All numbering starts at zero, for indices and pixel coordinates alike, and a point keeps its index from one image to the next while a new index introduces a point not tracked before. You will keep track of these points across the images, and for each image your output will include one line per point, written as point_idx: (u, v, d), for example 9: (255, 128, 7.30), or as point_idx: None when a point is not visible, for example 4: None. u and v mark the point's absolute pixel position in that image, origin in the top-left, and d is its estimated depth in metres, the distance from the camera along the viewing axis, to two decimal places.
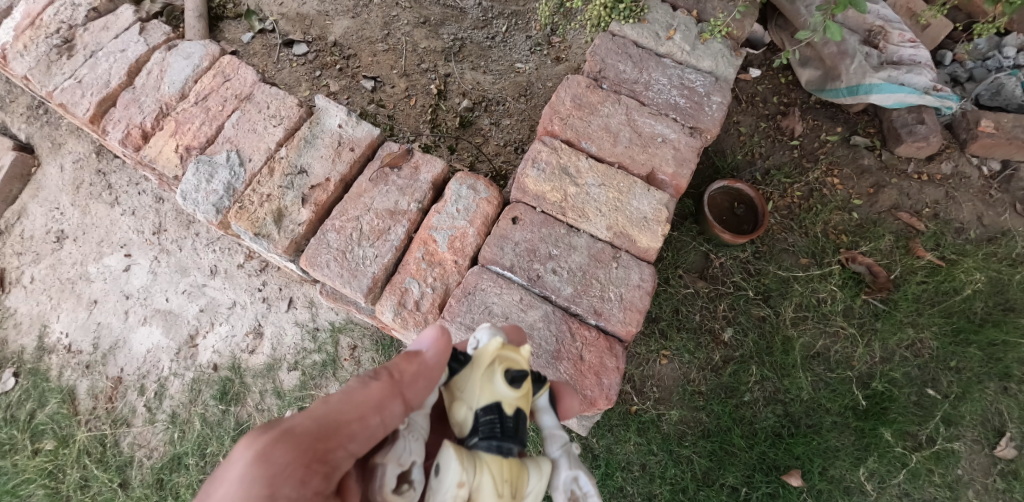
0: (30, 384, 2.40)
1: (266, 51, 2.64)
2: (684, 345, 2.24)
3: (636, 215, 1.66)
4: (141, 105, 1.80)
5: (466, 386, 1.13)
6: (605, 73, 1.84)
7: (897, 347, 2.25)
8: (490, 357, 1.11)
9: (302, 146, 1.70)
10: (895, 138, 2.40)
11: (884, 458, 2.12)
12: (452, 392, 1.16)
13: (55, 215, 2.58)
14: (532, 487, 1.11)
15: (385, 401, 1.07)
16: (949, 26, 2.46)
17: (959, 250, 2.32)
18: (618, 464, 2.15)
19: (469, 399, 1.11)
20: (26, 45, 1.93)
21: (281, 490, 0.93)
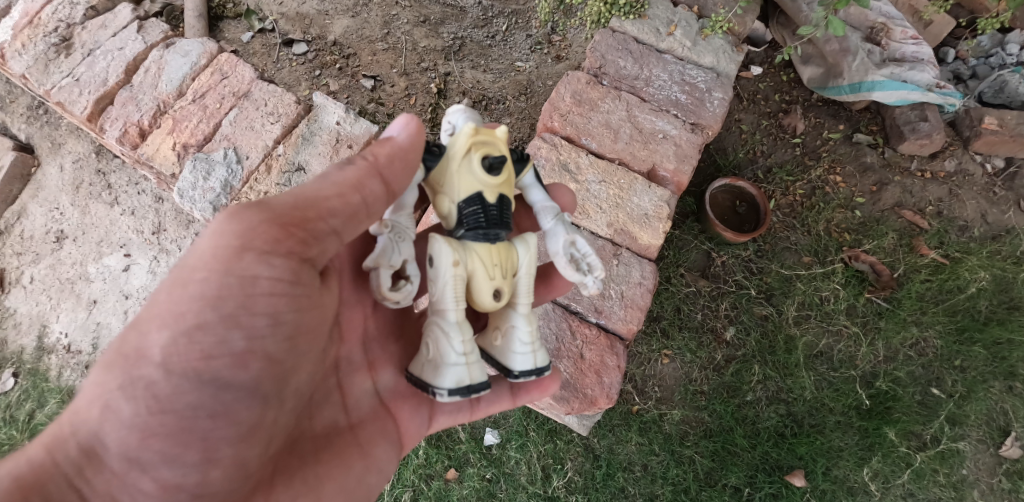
0: (30, 385, 2.40)
1: (266, 50, 2.63)
2: (686, 344, 2.23)
3: (637, 212, 1.64)
4: (138, 103, 1.79)
5: (447, 181, 1.22)
6: (606, 69, 1.83)
7: (901, 347, 2.23)
8: (465, 145, 1.20)
9: (300, 144, 1.70)
10: (898, 135, 2.38)
11: (888, 458, 2.11)
12: (434, 189, 1.26)
13: (55, 214, 2.57)
14: (523, 260, 1.25)
15: (363, 179, 1.11)
16: (951, 22, 2.44)
17: (963, 248, 2.30)
18: (619, 464, 2.13)
19: (452, 191, 1.21)
20: (24, 44, 1.92)
21: (254, 241, 0.99)
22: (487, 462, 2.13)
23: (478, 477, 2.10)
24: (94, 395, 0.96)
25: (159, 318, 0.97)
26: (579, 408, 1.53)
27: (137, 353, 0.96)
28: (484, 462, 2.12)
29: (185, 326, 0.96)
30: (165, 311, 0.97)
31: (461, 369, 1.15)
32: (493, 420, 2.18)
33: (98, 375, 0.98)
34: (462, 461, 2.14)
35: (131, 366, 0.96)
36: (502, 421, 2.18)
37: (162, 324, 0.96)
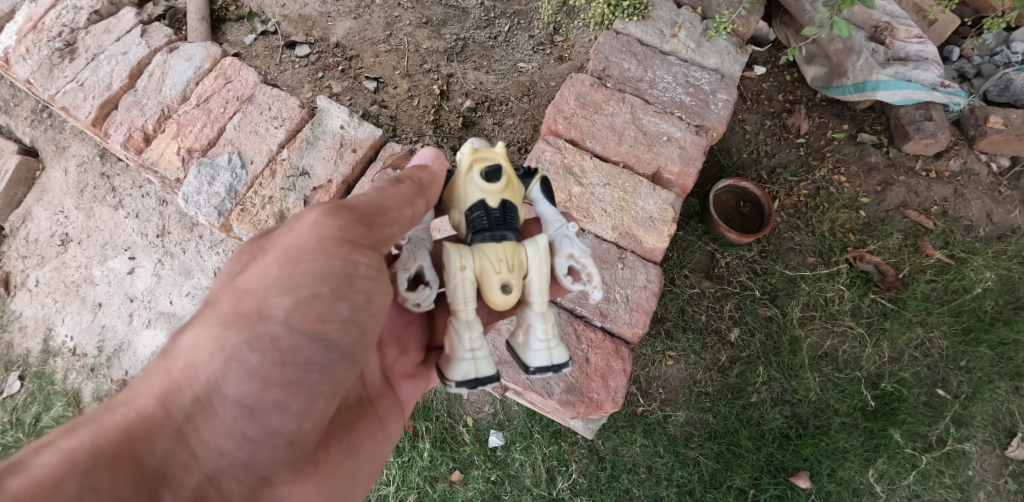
0: (37, 387, 2.42)
1: (269, 52, 2.64)
2: (691, 346, 2.22)
3: (642, 215, 1.64)
4: (142, 107, 1.79)
5: (456, 200, 1.26)
6: (610, 71, 1.82)
7: (906, 347, 2.22)
8: (465, 162, 1.23)
9: (304, 148, 1.70)
10: (902, 135, 2.37)
11: (894, 460, 2.10)
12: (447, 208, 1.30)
13: (59, 218, 2.58)
14: (532, 260, 1.23)
15: (415, 198, 1.17)
16: (956, 21, 2.43)
17: (968, 248, 2.29)
18: (624, 466, 2.13)
19: (459, 207, 1.24)
20: (29, 49, 1.93)
21: (349, 233, 1.06)
22: (491, 464, 2.13)
23: (482, 479, 2.11)
24: (204, 352, 0.96)
25: (279, 286, 1.00)
26: (585, 412, 1.52)
27: (254, 313, 0.98)
28: (489, 464, 2.12)
29: (304, 292, 1.00)
30: (278, 284, 1.00)
31: (468, 364, 1.19)
32: (497, 422, 2.18)
33: (204, 332, 0.98)
34: (467, 463, 2.14)
35: (249, 325, 0.97)
36: (506, 423, 2.18)
37: (282, 292, 1.00)
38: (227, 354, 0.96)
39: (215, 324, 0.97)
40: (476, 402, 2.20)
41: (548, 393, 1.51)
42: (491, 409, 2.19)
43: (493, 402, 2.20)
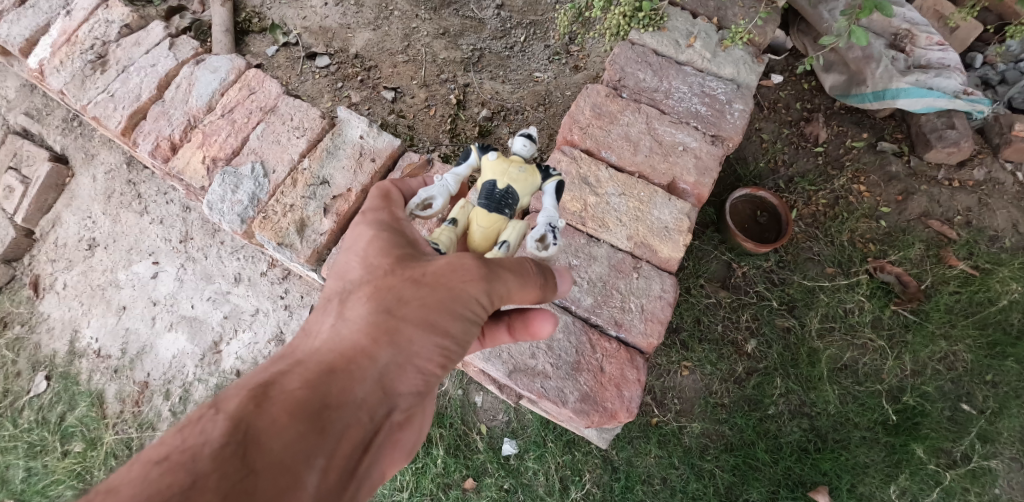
0: (62, 387, 2.48)
1: (290, 63, 2.70)
2: (707, 356, 2.20)
3: (658, 225, 1.64)
4: (170, 118, 1.85)
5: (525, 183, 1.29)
6: (625, 82, 1.83)
7: (929, 360, 2.17)
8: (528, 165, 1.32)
9: (324, 157, 1.73)
10: (924, 143, 2.33)
11: (917, 475, 2.04)
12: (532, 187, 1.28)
13: (87, 223, 2.65)
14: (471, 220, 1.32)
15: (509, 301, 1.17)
16: (979, 28, 2.40)
17: (993, 259, 2.23)
18: (638, 477, 2.11)
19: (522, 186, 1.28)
20: (62, 61, 2.00)
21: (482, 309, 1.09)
22: (505, 473, 2.12)
23: (495, 487, 2.10)
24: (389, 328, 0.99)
25: (451, 309, 1.02)
26: (600, 422, 1.52)
27: (432, 322, 1.00)
28: (503, 473, 2.11)
29: (471, 324, 1.05)
30: (450, 306, 1.02)
31: None
32: (511, 430, 2.18)
33: (395, 313, 1.00)
34: (480, 471, 2.14)
35: (429, 330, 1.00)
36: (521, 431, 2.17)
37: (466, 313, 1.03)
38: (412, 340, 0.99)
39: (400, 318, 0.99)
40: (491, 410, 2.21)
41: (562, 402, 1.51)
42: (505, 417, 2.19)
43: (507, 410, 2.20)
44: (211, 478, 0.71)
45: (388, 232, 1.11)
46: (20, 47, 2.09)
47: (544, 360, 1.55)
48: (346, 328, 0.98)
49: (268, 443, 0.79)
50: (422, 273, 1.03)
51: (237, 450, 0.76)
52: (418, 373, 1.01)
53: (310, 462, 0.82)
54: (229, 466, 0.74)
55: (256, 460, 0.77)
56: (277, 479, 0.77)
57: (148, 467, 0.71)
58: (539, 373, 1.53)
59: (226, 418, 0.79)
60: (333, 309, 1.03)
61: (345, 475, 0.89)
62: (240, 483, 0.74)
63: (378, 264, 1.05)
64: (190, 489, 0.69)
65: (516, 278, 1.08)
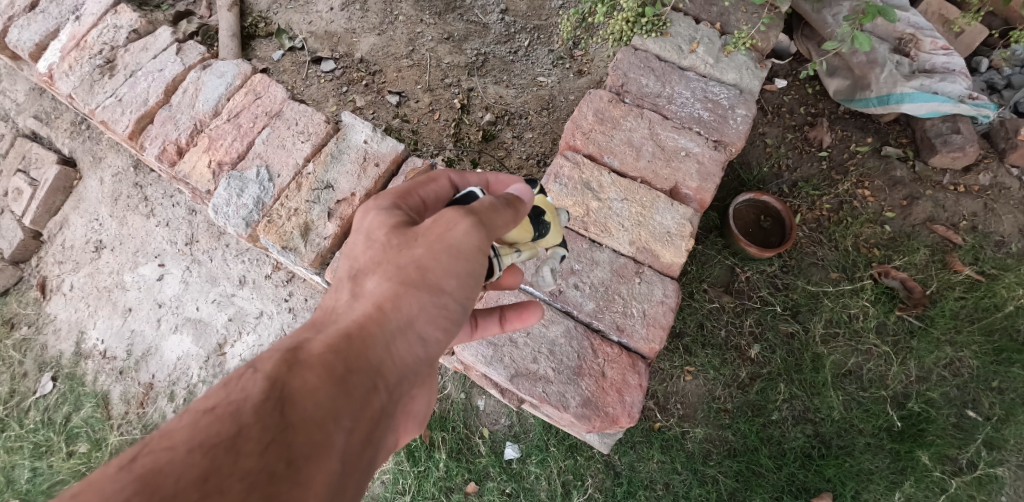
0: (68, 388, 2.50)
1: (295, 68, 2.72)
2: (710, 361, 2.20)
3: (660, 230, 1.64)
4: (176, 122, 1.86)
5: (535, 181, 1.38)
6: (628, 87, 1.84)
7: (934, 366, 2.16)
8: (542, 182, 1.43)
9: (329, 162, 1.74)
10: (929, 148, 2.32)
11: (922, 483, 2.03)
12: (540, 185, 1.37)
13: (94, 225, 2.68)
14: None
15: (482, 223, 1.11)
16: (984, 32, 2.39)
17: (999, 264, 2.22)
18: (640, 482, 2.11)
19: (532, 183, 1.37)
20: (71, 66, 2.02)
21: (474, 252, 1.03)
22: (507, 477, 2.12)
23: (497, 491, 2.10)
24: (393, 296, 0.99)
25: (446, 263, 1.00)
26: (601, 427, 1.51)
27: (429, 283, 1.00)
28: (504, 477, 2.11)
29: (467, 275, 1.01)
30: (444, 263, 1.00)
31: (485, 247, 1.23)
32: (513, 434, 2.17)
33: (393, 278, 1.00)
34: (482, 475, 2.14)
35: (427, 291, 0.99)
36: (523, 435, 2.17)
37: (459, 267, 1.00)
38: (415, 304, 0.99)
39: (404, 283, 0.99)
40: (493, 414, 2.21)
41: (563, 406, 1.51)
42: (507, 421, 2.19)
43: (509, 414, 2.20)
44: (251, 430, 0.74)
45: (388, 210, 1.12)
46: (29, 52, 2.12)
47: (546, 364, 1.55)
48: (361, 300, 1.01)
49: (302, 402, 0.81)
50: (415, 237, 1.03)
51: (275, 406, 0.78)
52: (427, 340, 1.01)
53: (339, 420, 0.84)
54: (268, 419, 0.76)
55: (290, 414, 0.79)
56: (311, 433, 0.79)
57: (192, 419, 0.73)
58: (541, 378, 1.53)
59: (259, 379, 0.82)
60: (345, 288, 1.06)
61: (371, 438, 0.90)
62: (278, 436, 0.76)
63: (374, 239, 1.06)
64: (236, 438, 0.72)
65: (496, 213, 1.04)
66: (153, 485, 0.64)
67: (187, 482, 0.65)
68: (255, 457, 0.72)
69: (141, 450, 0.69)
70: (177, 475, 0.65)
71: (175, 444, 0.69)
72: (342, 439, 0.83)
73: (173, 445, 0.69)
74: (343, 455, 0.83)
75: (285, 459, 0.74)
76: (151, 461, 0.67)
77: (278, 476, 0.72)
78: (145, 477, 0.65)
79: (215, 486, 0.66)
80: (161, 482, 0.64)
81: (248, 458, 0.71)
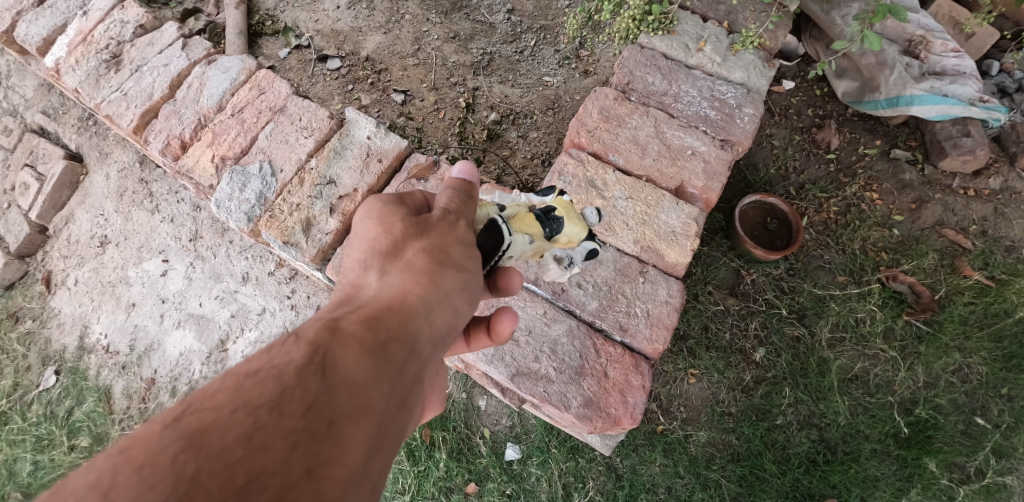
0: (71, 382, 2.51)
1: (301, 66, 2.72)
2: (714, 364, 2.18)
3: (664, 229, 1.62)
4: (181, 117, 1.86)
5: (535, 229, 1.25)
6: (633, 85, 1.82)
7: (943, 372, 2.13)
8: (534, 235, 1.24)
9: (332, 157, 1.73)
10: (939, 151, 2.29)
11: (929, 491, 2.00)
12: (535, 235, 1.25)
13: (99, 220, 2.68)
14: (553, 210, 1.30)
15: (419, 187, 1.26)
16: (995, 35, 2.36)
17: (1010, 270, 2.18)
18: (642, 486, 2.09)
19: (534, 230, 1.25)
20: (78, 60, 2.02)
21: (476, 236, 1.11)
22: (507, 478, 2.11)
23: (497, 492, 2.09)
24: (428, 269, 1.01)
25: (466, 241, 1.07)
26: (603, 428, 1.50)
27: (456, 257, 1.04)
28: (505, 478, 2.10)
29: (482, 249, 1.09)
30: (462, 247, 1.06)
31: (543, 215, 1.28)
32: (514, 435, 2.16)
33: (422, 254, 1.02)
34: (482, 476, 2.13)
35: (456, 265, 1.04)
36: (524, 436, 2.15)
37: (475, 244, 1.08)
38: (448, 275, 1.02)
39: (437, 258, 1.03)
40: (494, 415, 2.19)
41: (565, 406, 1.49)
42: (508, 422, 2.18)
43: (511, 414, 2.18)
44: (296, 390, 0.71)
45: (393, 203, 1.13)
46: (37, 46, 2.13)
47: (548, 364, 1.53)
48: (391, 276, 1.01)
49: (344, 365, 0.79)
50: (426, 222, 1.07)
51: (320, 369, 0.76)
52: (459, 311, 1.02)
53: (381, 385, 0.81)
54: (312, 380, 0.74)
55: (332, 375, 0.76)
56: (353, 396, 0.76)
57: (235, 379, 0.71)
58: (543, 377, 1.51)
59: (300, 342, 0.79)
60: (374, 263, 1.04)
61: (409, 405, 0.87)
62: (322, 396, 0.73)
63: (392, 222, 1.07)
64: (281, 398, 0.70)
65: (471, 207, 1.13)
66: (200, 441, 0.62)
67: (233, 439, 0.63)
68: (298, 417, 0.69)
69: (187, 407, 0.66)
70: (223, 432, 0.63)
71: (219, 403, 0.67)
72: (384, 403, 0.80)
73: (216, 405, 0.67)
74: (382, 420, 0.79)
75: (328, 421, 0.72)
76: (195, 421, 0.64)
77: (321, 436, 0.70)
78: (190, 435, 0.62)
79: (260, 443, 0.64)
80: (208, 439, 0.62)
81: (293, 418, 0.68)
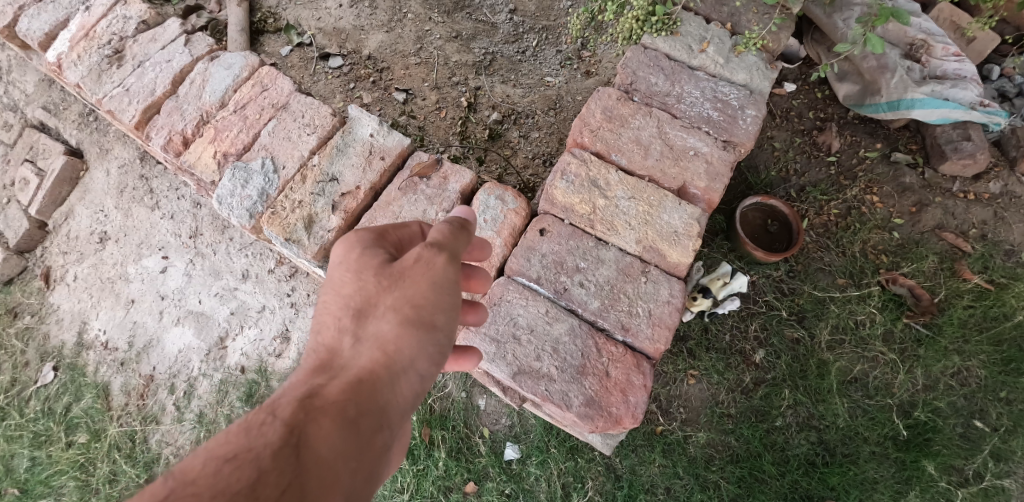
0: (69, 378, 2.50)
1: (303, 63, 2.72)
2: (713, 366, 2.18)
3: (666, 229, 1.63)
4: (183, 113, 1.86)
5: None
6: (636, 86, 1.83)
7: (942, 375, 2.13)
8: None
9: (334, 154, 1.73)
10: (939, 155, 2.30)
11: (927, 493, 2.00)
12: None
13: (99, 217, 2.68)
14: None
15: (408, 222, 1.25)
16: (996, 39, 2.36)
17: (1009, 273, 2.19)
18: (641, 486, 2.09)
19: None
20: (80, 56, 2.02)
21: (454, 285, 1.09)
22: (507, 477, 2.11)
23: (497, 492, 2.09)
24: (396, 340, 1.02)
25: (438, 300, 1.05)
26: (604, 427, 1.50)
27: (424, 321, 1.04)
28: (504, 477, 2.10)
29: (455, 306, 1.08)
30: (433, 299, 1.05)
31: None
32: (513, 434, 2.16)
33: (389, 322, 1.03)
34: (481, 475, 2.12)
35: (422, 331, 1.04)
36: (523, 436, 2.15)
37: (448, 302, 1.06)
38: (415, 345, 1.03)
39: (404, 327, 1.03)
40: (493, 414, 2.19)
41: (566, 405, 1.49)
42: (508, 421, 2.18)
43: (510, 414, 2.18)
44: (265, 482, 0.77)
45: (372, 246, 1.12)
46: (39, 41, 2.13)
47: (549, 362, 1.53)
48: (361, 345, 1.02)
49: (316, 445, 0.85)
50: (399, 276, 1.05)
51: (293, 451, 0.82)
52: (425, 377, 1.04)
53: (347, 461, 0.87)
54: (284, 466, 0.80)
55: (305, 457, 0.83)
56: (322, 477, 0.83)
57: (213, 466, 0.76)
58: (544, 376, 1.51)
59: (275, 425, 0.85)
60: (346, 329, 1.05)
61: (376, 474, 0.94)
62: (294, 480, 0.79)
63: (366, 277, 1.07)
64: (253, 489, 0.75)
65: (457, 242, 1.11)
66: None
67: None
68: None
69: (168, 494, 0.72)
70: None
71: (199, 492, 0.72)
72: (351, 480, 0.87)
73: (194, 492, 0.72)
74: (348, 494, 0.86)
75: None
76: None
77: None
78: None
79: None
80: None
81: None
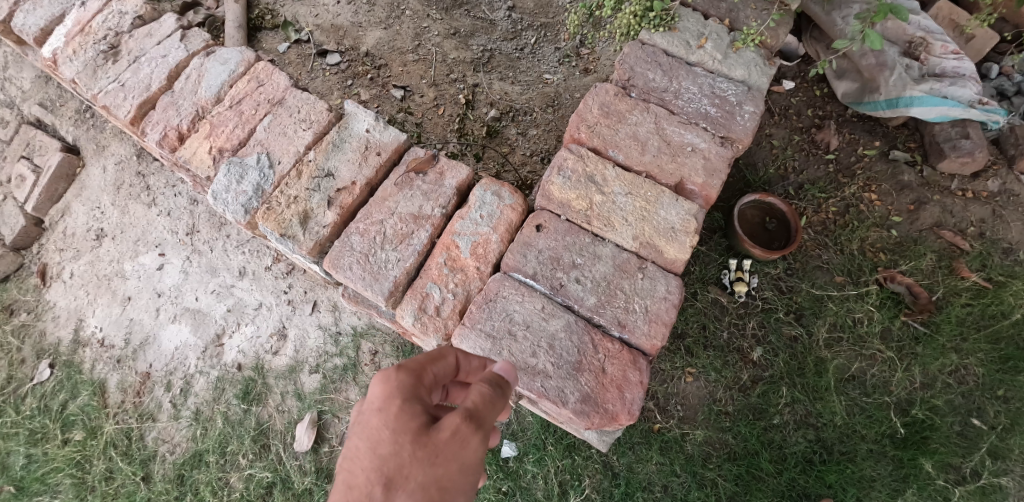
0: (65, 376, 2.49)
1: (301, 60, 2.71)
2: (711, 363, 2.18)
3: (663, 226, 1.62)
4: (178, 108, 1.85)
5: None
6: (634, 82, 1.82)
7: (939, 373, 2.13)
8: None
9: (330, 150, 1.72)
10: (937, 153, 2.29)
11: (924, 491, 2.00)
12: None
13: (96, 213, 2.67)
14: None
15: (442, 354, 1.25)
16: (995, 37, 2.36)
17: (1007, 271, 2.19)
18: (638, 484, 2.08)
19: None
20: (76, 51, 2.01)
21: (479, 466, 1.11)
22: (503, 475, 2.11)
23: (493, 490, 2.08)
24: None
25: (462, 482, 1.07)
26: (600, 424, 1.49)
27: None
28: (501, 475, 2.10)
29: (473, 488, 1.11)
30: (458, 480, 1.07)
31: None
32: (510, 432, 2.16)
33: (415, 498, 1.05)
34: None
35: None
36: (520, 433, 2.15)
37: (470, 485, 1.09)
38: None
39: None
40: None
41: (562, 402, 1.49)
42: (505, 419, 2.18)
43: (507, 412, 2.18)
44: None
45: (410, 402, 1.12)
46: (34, 36, 2.12)
47: (545, 359, 1.52)
48: None
49: None
50: (436, 449, 1.06)
51: None
52: None
53: None
54: None
55: None
56: None
57: None
58: (539, 373, 1.51)
59: None
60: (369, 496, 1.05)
61: None
62: None
63: (400, 442, 1.07)
64: None
65: (492, 410, 1.13)
66: None
67: None
68: None
69: None
70: None
71: None
72: None
73: None
74: None
75: None
76: None
77: None
78: None
79: None
80: None
81: None
